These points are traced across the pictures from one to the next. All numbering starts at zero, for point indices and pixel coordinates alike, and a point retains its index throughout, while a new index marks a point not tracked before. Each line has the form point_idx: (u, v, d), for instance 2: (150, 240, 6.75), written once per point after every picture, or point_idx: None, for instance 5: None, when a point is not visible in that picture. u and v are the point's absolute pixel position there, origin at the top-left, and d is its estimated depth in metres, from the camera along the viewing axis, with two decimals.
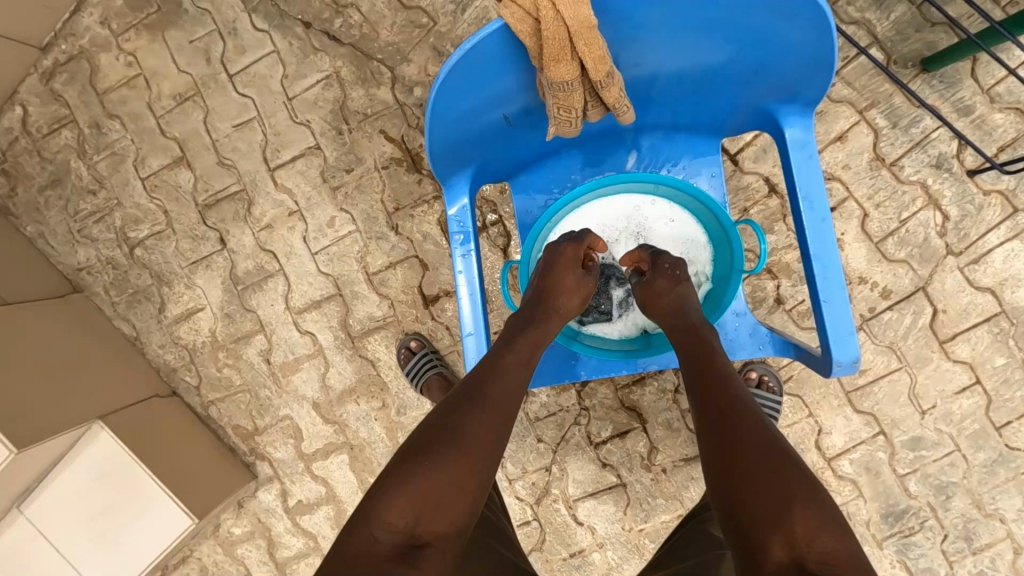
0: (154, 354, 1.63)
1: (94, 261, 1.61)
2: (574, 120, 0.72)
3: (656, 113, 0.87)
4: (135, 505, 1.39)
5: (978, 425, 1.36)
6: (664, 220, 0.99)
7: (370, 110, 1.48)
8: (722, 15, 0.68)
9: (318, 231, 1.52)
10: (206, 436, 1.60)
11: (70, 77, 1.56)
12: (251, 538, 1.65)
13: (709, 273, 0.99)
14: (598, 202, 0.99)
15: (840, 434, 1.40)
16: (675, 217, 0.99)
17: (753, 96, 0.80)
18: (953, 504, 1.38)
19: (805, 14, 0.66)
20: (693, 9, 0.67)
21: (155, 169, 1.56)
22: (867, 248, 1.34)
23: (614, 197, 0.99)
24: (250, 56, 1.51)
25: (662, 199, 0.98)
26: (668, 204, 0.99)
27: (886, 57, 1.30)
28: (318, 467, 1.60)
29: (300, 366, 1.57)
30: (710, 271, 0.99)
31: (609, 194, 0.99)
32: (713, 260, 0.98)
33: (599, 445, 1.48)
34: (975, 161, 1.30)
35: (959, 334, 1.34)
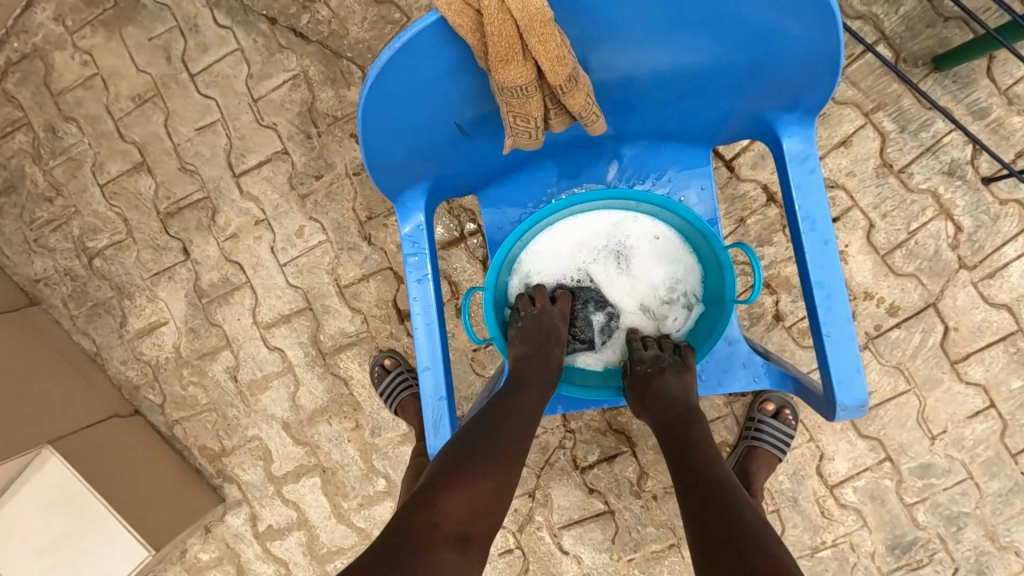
0: (115, 371, 1.53)
1: (51, 272, 1.52)
2: (533, 131, 0.64)
3: (638, 121, 0.77)
4: (88, 535, 1.31)
5: (992, 451, 1.26)
6: (645, 237, 0.90)
7: (340, 112, 1.38)
8: (703, 9, 0.59)
9: (287, 241, 1.43)
10: (171, 457, 1.51)
11: (23, 77, 1.47)
12: (219, 564, 1.55)
13: (698, 294, 0.89)
14: (572, 220, 0.90)
15: (843, 460, 1.31)
16: (659, 234, 0.90)
17: (746, 102, 0.70)
18: (965, 535, 1.28)
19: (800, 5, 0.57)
20: (671, 1, 0.58)
21: (114, 174, 1.47)
22: (873, 261, 1.24)
23: (589, 215, 0.90)
24: (213, 54, 1.41)
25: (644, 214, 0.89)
26: (650, 220, 0.90)
27: (894, 55, 1.20)
28: (289, 491, 1.50)
29: (269, 384, 1.48)
30: (699, 292, 0.89)
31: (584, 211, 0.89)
32: (702, 280, 0.89)
33: (586, 470, 1.39)
34: (990, 168, 1.20)
35: (972, 354, 1.24)
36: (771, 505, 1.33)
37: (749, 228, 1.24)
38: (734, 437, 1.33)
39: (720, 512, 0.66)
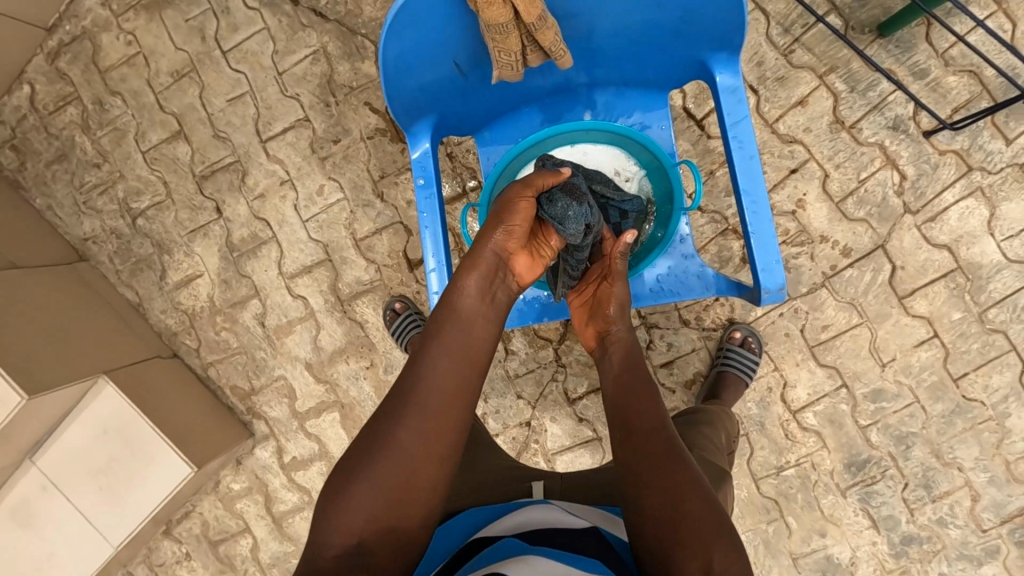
0: (156, 319, 1.72)
1: (99, 232, 1.70)
2: (515, 64, 0.81)
3: (605, 69, 0.94)
4: (140, 458, 1.49)
5: (936, 376, 1.42)
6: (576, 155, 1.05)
7: (356, 83, 1.55)
8: None
9: (309, 199, 1.60)
10: (207, 395, 1.70)
11: (73, 56, 1.65)
12: (249, 494, 1.75)
13: (637, 168, 1.05)
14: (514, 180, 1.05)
15: (804, 387, 1.47)
16: (584, 150, 1.05)
17: (688, 48, 0.86)
18: (913, 453, 1.44)
19: None
20: None
21: (155, 142, 1.65)
22: (828, 208, 1.40)
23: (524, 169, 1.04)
24: (242, 33, 1.59)
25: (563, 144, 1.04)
26: (569, 145, 1.05)
27: (844, 23, 1.36)
28: (311, 425, 1.69)
29: (293, 328, 1.66)
30: (636, 166, 1.05)
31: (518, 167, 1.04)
32: (631, 155, 1.04)
33: (576, 401, 1.56)
34: (930, 123, 1.35)
35: (917, 290, 1.40)
36: (741, 429, 1.50)
37: (718, 180, 1.41)
38: (707, 366, 1.50)
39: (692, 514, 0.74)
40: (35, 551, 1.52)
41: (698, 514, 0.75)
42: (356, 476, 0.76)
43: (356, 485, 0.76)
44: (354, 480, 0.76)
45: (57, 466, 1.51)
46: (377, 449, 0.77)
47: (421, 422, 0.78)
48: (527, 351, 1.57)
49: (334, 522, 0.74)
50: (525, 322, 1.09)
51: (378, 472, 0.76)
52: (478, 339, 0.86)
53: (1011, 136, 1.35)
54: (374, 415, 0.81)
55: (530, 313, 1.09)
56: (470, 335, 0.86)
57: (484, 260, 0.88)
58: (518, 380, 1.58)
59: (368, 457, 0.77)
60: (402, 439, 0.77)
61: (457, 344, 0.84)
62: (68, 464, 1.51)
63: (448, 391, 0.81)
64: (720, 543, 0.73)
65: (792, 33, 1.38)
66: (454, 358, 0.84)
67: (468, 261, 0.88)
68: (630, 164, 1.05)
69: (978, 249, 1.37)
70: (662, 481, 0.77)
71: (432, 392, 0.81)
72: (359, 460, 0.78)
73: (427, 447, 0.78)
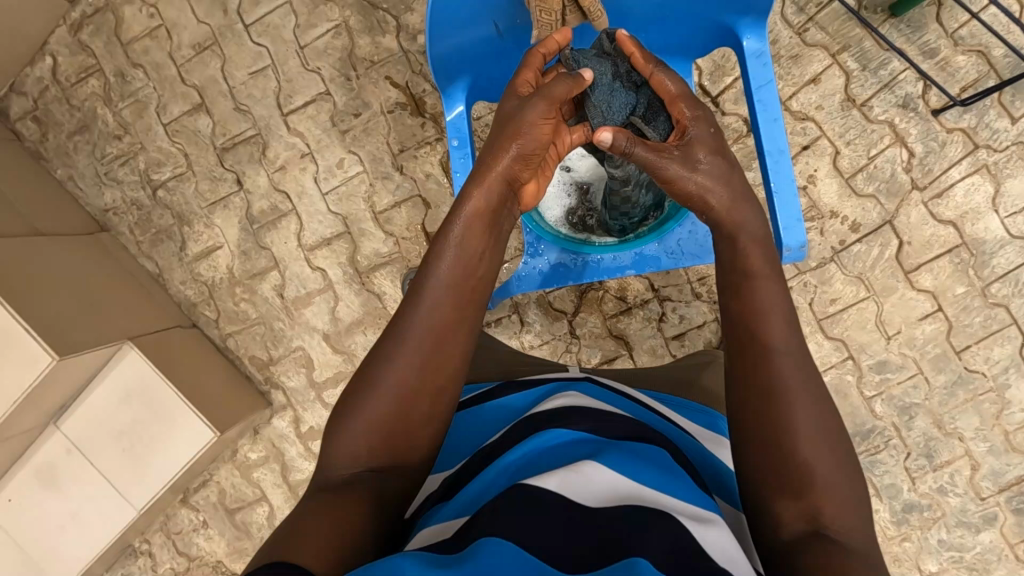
0: (176, 290, 1.75)
1: (120, 203, 1.73)
2: (554, 24, 0.85)
3: (634, 36, 0.96)
4: (161, 422, 1.53)
5: (939, 349, 1.47)
6: None
7: (376, 57, 1.58)
8: None
9: (328, 171, 1.63)
10: (225, 364, 1.73)
11: (96, 28, 1.67)
12: (266, 462, 1.79)
13: None
14: None
15: (812, 359, 1.51)
16: None
17: (714, 11, 0.87)
18: (916, 424, 1.49)
19: None
20: None
21: (177, 114, 1.67)
22: (838, 184, 1.44)
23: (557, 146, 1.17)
24: (264, 7, 1.61)
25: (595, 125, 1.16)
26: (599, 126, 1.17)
27: (856, 3, 1.39)
28: (328, 395, 1.73)
29: (312, 300, 1.69)
30: None
31: None
32: None
33: (589, 372, 1.60)
34: (939, 101, 1.39)
35: (923, 265, 1.44)
36: None
37: None
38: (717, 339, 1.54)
39: (803, 462, 0.67)
40: (57, 511, 1.56)
41: (811, 463, 0.68)
42: (353, 412, 0.76)
43: (353, 420, 0.75)
44: (352, 415, 0.75)
45: (81, 429, 1.54)
46: (353, 407, 0.76)
47: (403, 368, 0.76)
48: (542, 322, 1.61)
49: (331, 453, 0.75)
50: (553, 285, 1.12)
51: (374, 408, 0.75)
52: (480, 271, 0.83)
53: (1016, 115, 1.39)
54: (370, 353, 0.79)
55: (555, 277, 1.12)
56: (473, 268, 0.83)
57: (485, 191, 0.83)
58: (532, 351, 1.62)
59: (364, 393, 0.76)
60: (384, 386, 0.75)
61: (457, 276, 0.81)
62: (92, 428, 1.54)
63: (421, 352, 0.77)
64: (833, 482, 0.67)
65: (806, 12, 1.41)
66: (453, 293, 0.80)
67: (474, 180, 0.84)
68: None
69: (982, 225, 1.42)
70: (771, 424, 0.70)
71: (430, 330, 0.78)
72: (355, 397, 0.76)
73: (399, 410, 0.75)
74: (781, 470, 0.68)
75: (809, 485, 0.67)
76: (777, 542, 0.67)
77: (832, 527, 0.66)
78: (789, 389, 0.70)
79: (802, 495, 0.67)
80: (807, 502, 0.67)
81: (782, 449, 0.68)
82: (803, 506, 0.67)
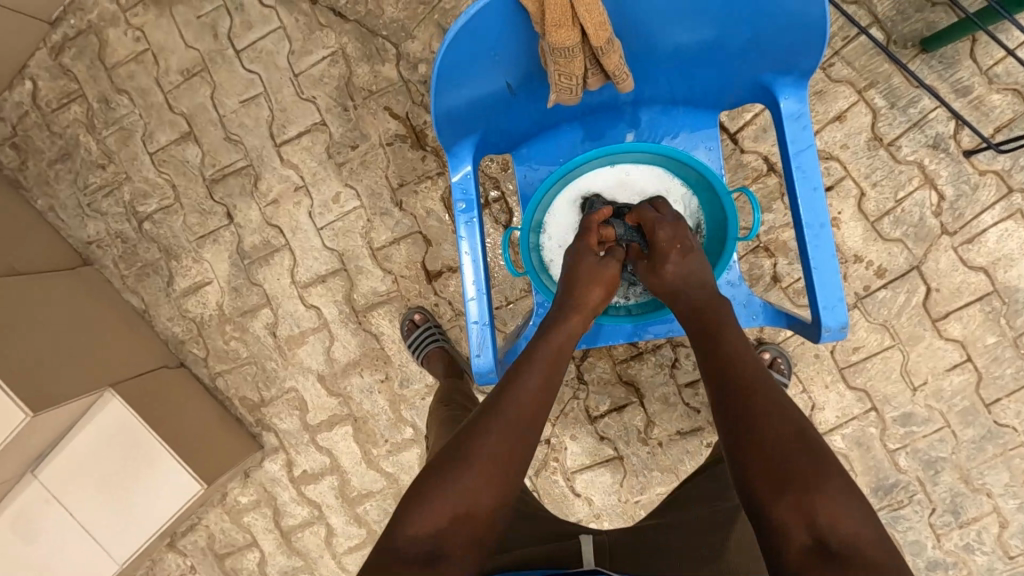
0: (163, 326, 1.66)
1: (104, 235, 1.64)
2: (574, 88, 0.77)
3: (656, 86, 0.90)
4: (144, 472, 1.44)
5: (967, 401, 1.39)
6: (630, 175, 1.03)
7: (375, 87, 1.49)
8: None
9: (324, 206, 1.55)
10: (213, 405, 1.64)
11: (78, 51, 1.58)
12: (257, 507, 1.71)
13: (687, 194, 1.02)
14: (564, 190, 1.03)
15: (832, 410, 1.43)
16: (636, 172, 1.03)
17: (750, 67, 0.82)
18: (942, 479, 1.42)
19: None
20: None
21: (164, 143, 1.58)
22: (863, 227, 1.36)
23: (576, 181, 1.03)
24: (256, 32, 1.52)
25: (620, 163, 1.02)
26: (625, 165, 1.03)
27: (886, 36, 1.31)
28: (323, 438, 1.65)
29: (306, 339, 1.61)
30: (687, 192, 1.02)
31: (571, 179, 1.02)
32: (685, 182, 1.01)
33: (597, 419, 1.52)
34: (972, 142, 1.31)
35: (951, 313, 1.37)
36: None
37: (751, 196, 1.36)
38: None
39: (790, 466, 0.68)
40: (34, 563, 1.47)
41: (796, 463, 0.68)
42: (445, 482, 0.74)
43: (445, 492, 0.73)
44: (443, 487, 0.74)
45: (58, 478, 1.45)
46: (436, 479, 0.74)
47: (500, 451, 0.75)
48: None
49: (416, 519, 0.72)
50: None
51: (468, 483, 0.73)
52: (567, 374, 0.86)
53: None
54: (466, 429, 0.78)
55: None
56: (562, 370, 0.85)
57: (581, 317, 0.89)
58: None
59: (460, 466, 0.74)
60: (480, 464, 0.75)
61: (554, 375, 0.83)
62: (71, 478, 1.45)
63: (518, 442, 0.76)
64: (833, 490, 0.66)
65: (832, 45, 1.33)
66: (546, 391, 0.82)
67: (573, 304, 0.90)
68: (681, 190, 1.02)
69: (1016, 273, 1.34)
70: (753, 439, 0.71)
71: (526, 422, 0.78)
72: (447, 468, 0.75)
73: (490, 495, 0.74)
74: (771, 476, 0.68)
75: (801, 485, 0.67)
76: (785, 557, 0.65)
77: (836, 540, 0.64)
78: (773, 398, 0.74)
79: (800, 502, 0.66)
80: (806, 510, 0.66)
81: (763, 460, 0.69)
82: (800, 515, 0.66)
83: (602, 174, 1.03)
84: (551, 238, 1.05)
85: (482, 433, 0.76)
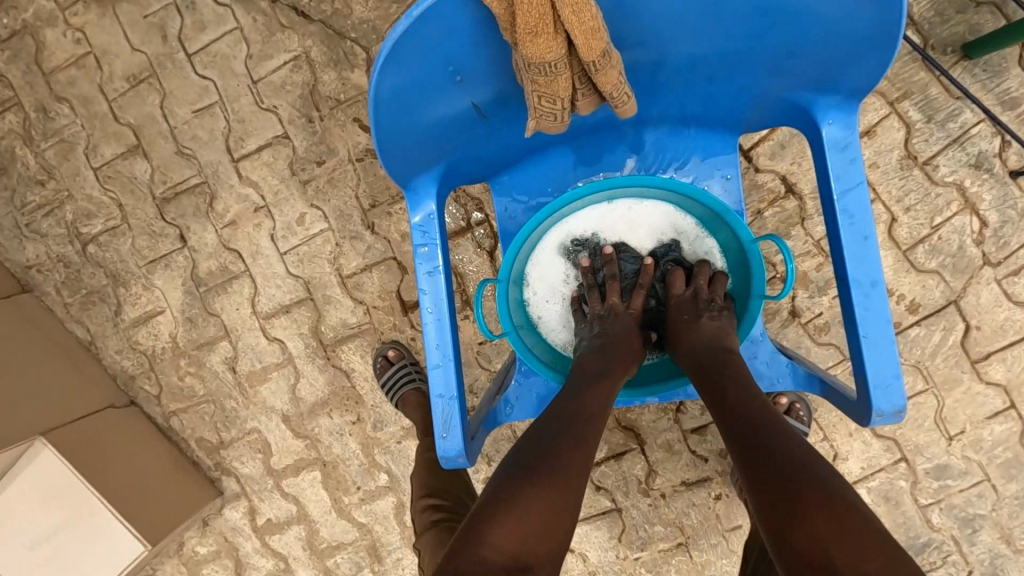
0: (111, 360, 1.49)
1: (44, 258, 1.47)
2: (559, 113, 0.63)
3: (664, 105, 0.77)
4: (80, 530, 1.27)
5: (1011, 453, 1.23)
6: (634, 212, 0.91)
7: (343, 95, 1.33)
8: None
9: (287, 228, 1.38)
10: (167, 449, 1.48)
11: (13, 54, 1.42)
12: (216, 558, 1.53)
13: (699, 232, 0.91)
14: (557, 228, 0.92)
15: (857, 461, 1.27)
16: (641, 207, 0.91)
17: (778, 81, 0.69)
18: (981, 538, 1.25)
19: None
20: None
21: (109, 157, 1.42)
22: (894, 257, 1.20)
23: (571, 218, 0.92)
24: (210, 33, 1.36)
25: (620, 198, 0.90)
26: (627, 201, 0.91)
27: (922, 41, 1.15)
28: (288, 485, 1.48)
29: (268, 375, 1.44)
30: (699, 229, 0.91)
31: (564, 216, 0.91)
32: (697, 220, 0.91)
33: (593, 468, 1.36)
34: (1019, 161, 1.15)
35: (994, 354, 1.21)
36: None
37: (766, 221, 1.20)
38: None
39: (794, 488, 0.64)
40: None
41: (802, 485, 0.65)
42: (525, 495, 0.68)
43: (526, 506, 0.67)
44: (522, 503, 0.67)
45: None
46: (515, 493, 0.68)
47: (573, 476, 0.70)
48: None
49: (496, 529, 0.65)
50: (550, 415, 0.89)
51: (545, 500, 0.68)
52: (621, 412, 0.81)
53: None
54: (542, 446, 0.72)
55: None
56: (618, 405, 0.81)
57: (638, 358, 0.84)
58: None
59: (541, 481, 0.69)
60: (558, 486, 0.69)
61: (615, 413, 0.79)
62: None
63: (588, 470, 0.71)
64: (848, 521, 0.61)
65: None
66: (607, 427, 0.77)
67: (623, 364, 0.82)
68: (693, 228, 0.91)
69: None
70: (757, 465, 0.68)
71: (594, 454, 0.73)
72: (527, 479, 0.69)
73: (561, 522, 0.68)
74: (775, 497, 0.65)
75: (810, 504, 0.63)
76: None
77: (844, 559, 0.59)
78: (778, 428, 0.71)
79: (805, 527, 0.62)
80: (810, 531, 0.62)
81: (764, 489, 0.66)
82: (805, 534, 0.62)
83: (602, 210, 0.92)
84: (540, 282, 0.94)
85: (555, 455, 0.71)
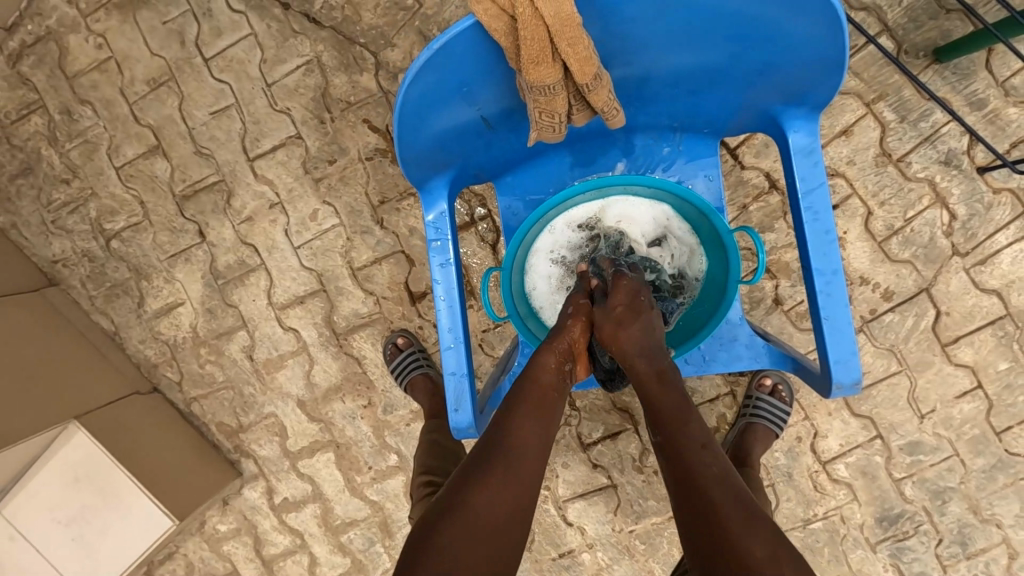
0: (134, 349, 1.57)
1: (70, 253, 1.55)
2: (557, 125, 0.72)
3: (650, 114, 0.86)
4: (113, 506, 1.37)
5: (978, 430, 1.32)
6: (617, 210, 1.01)
7: (354, 98, 1.41)
8: (717, 21, 0.67)
9: (301, 224, 1.46)
10: (189, 432, 1.56)
11: (37, 59, 1.49)
12: (237, 535, 1.61)
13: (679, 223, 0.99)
14: (545, 230, 1.01)
15: (837, 437, 1.36)
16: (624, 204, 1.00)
17: (751, 95, 0.78)
18: (950, 509, 1.34)
19: (815, 15, 0.64)
20: (681, 14, 0.66)
21: (130, 157, 1.49)
22: (870, 248, 1.29)
23: (557, 220, 1.01)
24: (226, 39, 1.43)
25: (604, 197, 1.00)
26: (610, 199, 1.00)
27: (896, 45, 1.23)
28: (304, 465, 1.56)
29: (284, 363, 1.53)
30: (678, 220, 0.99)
31: (552, 219, 1.00)
32: (674, 211, 0.99)
33: (590, 447, 1.45)
34: (986, 158, 1.24)
35: (962, 337, 1.30)
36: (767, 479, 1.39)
37: (751, 215, 1.29)
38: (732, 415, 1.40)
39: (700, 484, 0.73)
40: None
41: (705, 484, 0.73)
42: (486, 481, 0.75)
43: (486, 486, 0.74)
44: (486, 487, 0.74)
45: (23, 512, 1.38)
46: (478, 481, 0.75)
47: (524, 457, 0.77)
48: None
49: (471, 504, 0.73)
50: None
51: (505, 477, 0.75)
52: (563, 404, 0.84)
53: None
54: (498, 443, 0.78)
55: None
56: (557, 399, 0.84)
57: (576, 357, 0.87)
58: None
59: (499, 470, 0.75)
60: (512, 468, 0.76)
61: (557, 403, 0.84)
62: (38, 513, 1.38)
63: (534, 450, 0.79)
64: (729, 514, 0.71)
65: None
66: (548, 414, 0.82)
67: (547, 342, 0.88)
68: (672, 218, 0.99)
69: None
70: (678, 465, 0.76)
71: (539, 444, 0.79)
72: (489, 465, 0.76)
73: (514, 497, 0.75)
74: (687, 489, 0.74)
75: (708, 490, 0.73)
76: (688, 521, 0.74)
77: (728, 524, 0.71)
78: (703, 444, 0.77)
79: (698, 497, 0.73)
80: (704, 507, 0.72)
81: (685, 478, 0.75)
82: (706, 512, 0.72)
83: (584, 211, 1.01)
84: (535, 283, 1.02)
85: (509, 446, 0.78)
